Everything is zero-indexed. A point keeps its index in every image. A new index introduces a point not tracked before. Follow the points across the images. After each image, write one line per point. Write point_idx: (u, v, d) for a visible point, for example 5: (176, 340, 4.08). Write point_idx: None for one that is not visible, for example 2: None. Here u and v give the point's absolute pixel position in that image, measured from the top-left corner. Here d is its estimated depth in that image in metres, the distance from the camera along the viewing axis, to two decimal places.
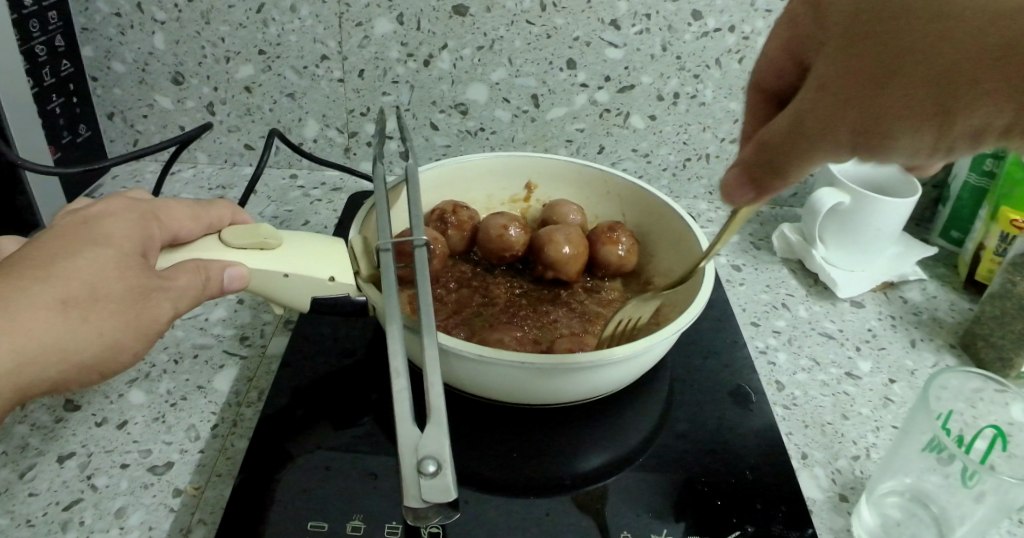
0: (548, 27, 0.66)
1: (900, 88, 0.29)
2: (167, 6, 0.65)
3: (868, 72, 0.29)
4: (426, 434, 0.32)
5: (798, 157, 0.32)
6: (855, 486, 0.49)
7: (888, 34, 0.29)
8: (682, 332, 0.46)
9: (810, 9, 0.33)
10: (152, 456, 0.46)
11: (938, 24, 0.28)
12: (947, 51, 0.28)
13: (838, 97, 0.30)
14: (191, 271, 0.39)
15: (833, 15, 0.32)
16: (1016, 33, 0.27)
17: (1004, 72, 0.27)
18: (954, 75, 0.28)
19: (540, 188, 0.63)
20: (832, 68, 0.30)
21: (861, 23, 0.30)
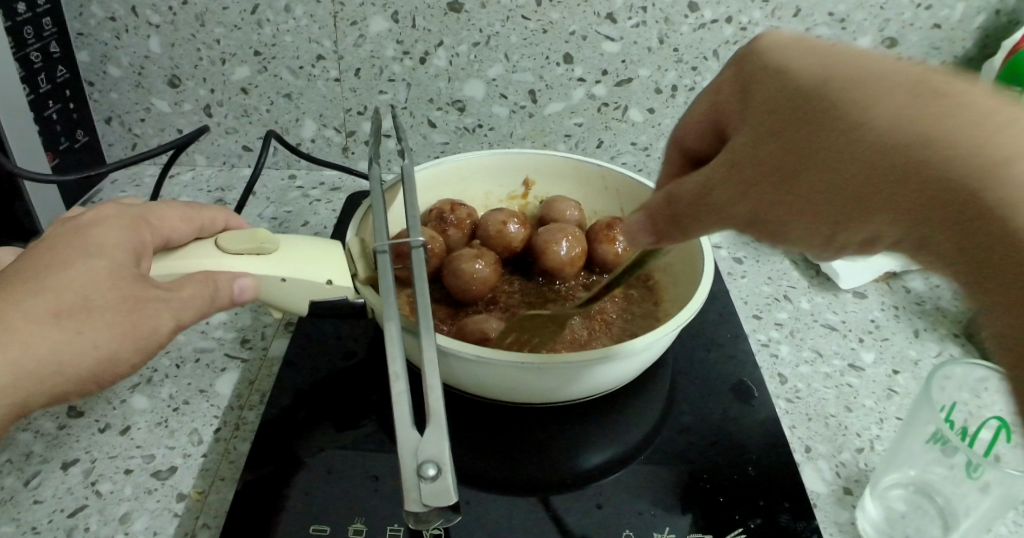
0: (544, 22, 0.65)
1: (791, 185, 0.29)
2: (161, 9, 0.64)
3: (769, 166, 0.30)
4: (426, 438, 0.31)
5: (699, 216, 0.34)
6: (859, 479, 0.49)
7: (796, 129, 0.29)
8: (682, 328, 0.46)
9: (743, 88, 0.33)
10: (155, 461, 0.46)
11: (844, 128, 0.27)
12: (842, 158, 0.27)
13: (742, 179, 0.31)
14: (200, 282, 0.40)
15: (762, 95, 0.31)
16: (899, 153, 0.25)
17: (887, 193, 0.26)
18: (839, 184, 0.27)
19: (538, 185, 0.62)
20: (743, 148, 0.31)
21: (779, 111, 0.30)
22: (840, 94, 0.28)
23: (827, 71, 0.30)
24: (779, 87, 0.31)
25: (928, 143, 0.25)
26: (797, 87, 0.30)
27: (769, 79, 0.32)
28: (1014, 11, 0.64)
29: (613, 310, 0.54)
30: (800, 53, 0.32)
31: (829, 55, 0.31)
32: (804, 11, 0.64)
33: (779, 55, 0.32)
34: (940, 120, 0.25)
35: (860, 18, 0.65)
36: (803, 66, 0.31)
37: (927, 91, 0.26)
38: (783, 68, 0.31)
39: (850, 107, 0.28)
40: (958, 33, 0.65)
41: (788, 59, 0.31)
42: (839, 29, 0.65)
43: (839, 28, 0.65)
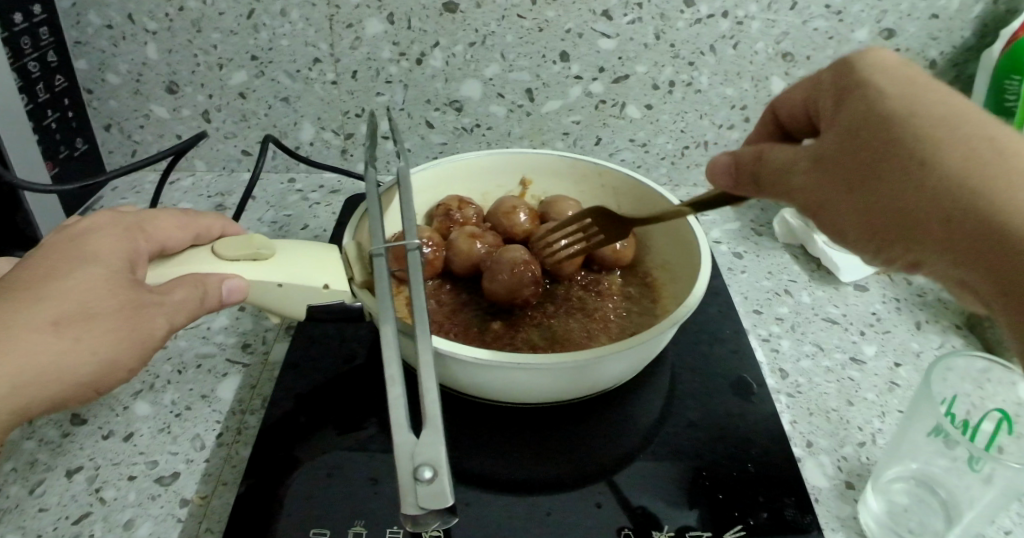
0: (540, 21, 0.65)
1: (865, 194, 0.33)
2: (158, 16, 0.65)
3: (853, 169, 0.34)
4: (422, 441, 0.31)
5: (775, 190, 0.37)
6: (861, 473, 0.49)
7: (880, 147, 0.33)
8: (679, 324, 0.45)
9: (839, 94, 0.37)
10: (159, 467, 0.47)
11: (925, 162, 0.31)
12: (919, 187, 0.31)
13: (824, 172, 0.35)
14: (189, 285, 0.40)
15: (854, 107, 0.35)
16: (968, 198, 0.30)
17: (945, 229, 0.31)
18: (907, 210, 0.32)
19: (535, 184, 0.62)
20: (828, 149, 0.35)
21: (864, 128, 0.34)
22: (926, 128, 0.32)
23: (917, 106, 0.33)
24: (872, 106, 0.34)
25: (990, 196, 0.30)
26: (889, 111, 0.34)
27: (862, 96, 0.35)
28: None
29: (612, 310, 0.54)
30: (897, 81, 0.35)
31: (920, 90, 0.34)
32: (801, 4, 0.64)
33: (875, 78, 0.36)
34: (1008, 181, 0.30)
35: (858, 9, 0.64)
36: (896, 94, 0.34)
37: (1000, 151, 0.31)
38: (877, 91, 0.35)
39: (932, 147, 0.32)
40: (957, 22, 0.65)
41: (882, 83, 0.35)
42: (837, 21, 0.65)
43: (837, 20, 0.65)
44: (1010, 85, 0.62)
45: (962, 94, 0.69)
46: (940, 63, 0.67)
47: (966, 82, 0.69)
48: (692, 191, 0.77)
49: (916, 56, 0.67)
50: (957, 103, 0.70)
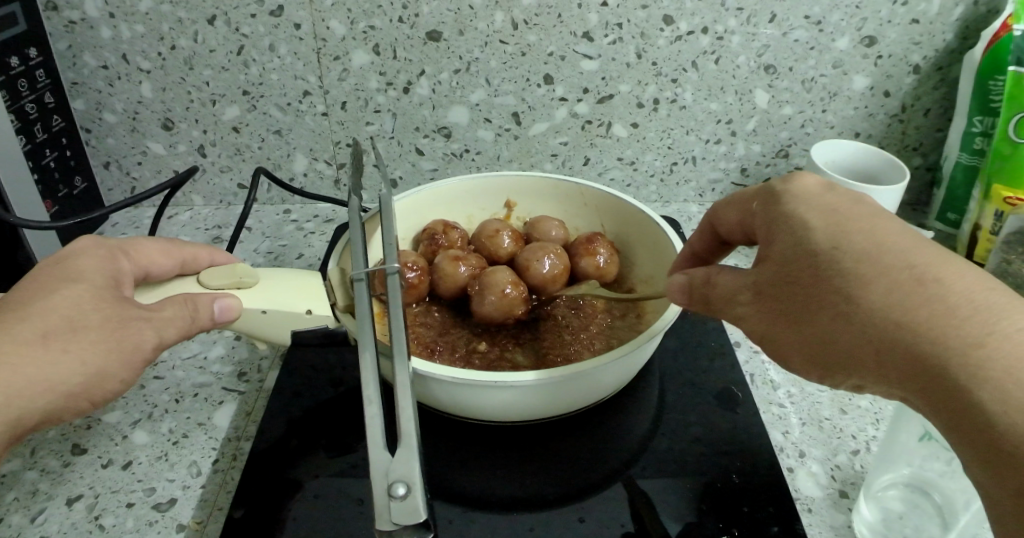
0: (522, 45, 0.66)
1: (802, 333, 0.34)
2: (151, 55, 0.67)
3: (788, 307, 0.35)
4: (395, 459, 0.33)
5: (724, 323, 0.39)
6: (855, 482, 0.48)
7: (808, 285, 0.34)
8: (659, 337, 0.46)
9: (768, 223, 0.37)
10: (156, 494, 0.47)
11: (851, 300, 0.32)
12: (849, 327, 0.32)
13: (763, 311, 0.36)
14: (179, 303, 0.41)
15: (783, 240, 0.36)
16: (897, 335, 0.30)
17: (879, 363, 0.31)
18: (841, 348, 0.33)
19: (520, 205, 0.63)
20: (764, 287, 0.36)
21: (794, 264, 0.35)
22: (850, 261, 0.33)
23: (843, 236, 0.34)
24: (796, 241, 0.35)
25: (916, 331, 0.30)
26: (812, 246, 0.34)
27: (789, 228, 0.36)
28: None
29: (596, 328, 0.54)
30: (821, 208, 0.36)
31: (847, 216, 0.35)
32: (781, 16, 0.65)
33: (797, 207, 0.36)
34: (932, 314, 0.30)
35: (837, 19, 0.65)
36: (819, 224, 0.35)
37: (922, 279, 0.31)
38: (801, 221, 0.35)
39: (855, 283, 0.32)
40: (937, 26, 0.65)
41: (805, 214, 0.36)
42: (817, 32, 0.65)
43: (817, 30, 0.65)
44: (995, 85, 0.62)
45: (947, 98, 0.69)
46: (924, 68, 0.67)
47: (952, 86, 0.68)
48: (683, 207, 0.78)
49: (899, 63, 0.67)
50: (943, 107, 0.70)
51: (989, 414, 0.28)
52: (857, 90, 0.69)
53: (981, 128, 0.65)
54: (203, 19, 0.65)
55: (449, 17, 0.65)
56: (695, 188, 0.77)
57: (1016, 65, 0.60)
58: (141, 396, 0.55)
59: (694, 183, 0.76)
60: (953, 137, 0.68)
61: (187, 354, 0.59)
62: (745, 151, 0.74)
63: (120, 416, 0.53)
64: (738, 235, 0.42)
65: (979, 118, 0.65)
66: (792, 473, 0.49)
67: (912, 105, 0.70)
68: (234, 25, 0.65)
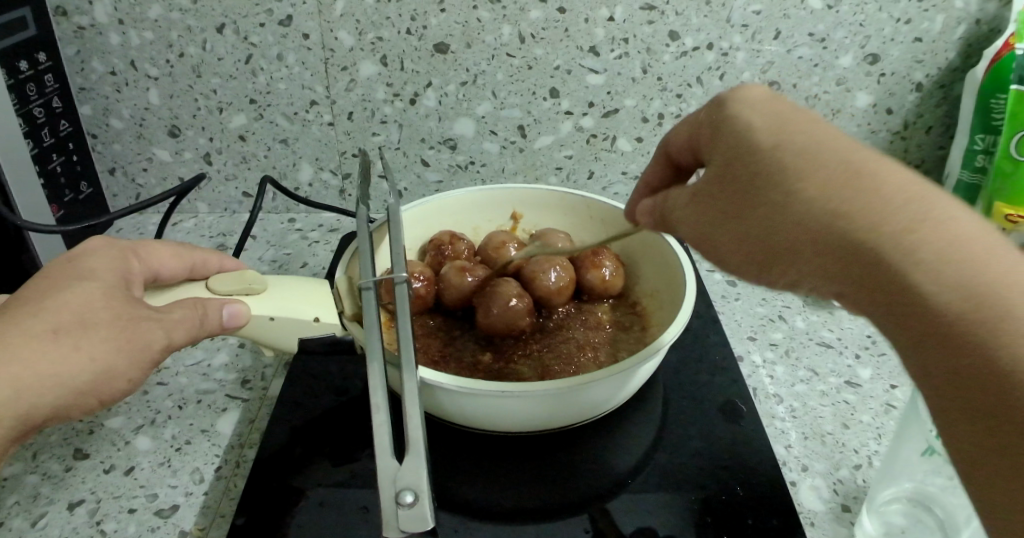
0: (529, 59, 0.67)
1: (741, 228, 0.34)
2: (159, 62, 0.67)
3: (727, 203, 0.34)
4: (404, 466, 0.33)
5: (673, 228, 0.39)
6: (857, 496, 0.48)
7: (747, 178, 0.34)
8: (665, 350, 0.46)
9: (712, 128, 0.37)
10: (158, 500, 0.47)
11: (789, 189, 0.31)
12: (785, 214, 0.31)
13: (702, 207, 0.36)
14: (189, 306, 0.41)
15: (726, 141, 0.36)
16: (829, 219, 0.30)
17: (811, 252, 0.30)
18: (778, 239, 0.32)
19: (526, 217, 0.64)
20: (706, 184, 0.36)
21: (734, 159, 0.35)
22: (790, 155, 0.32)
23: (785, 134, 0.33)
24: (737, 139, 0.35)
25: (842, 217, 0.29)
26: (755, 143, 0.34)
27: (733, 129, 0.35)
28: (993, 19, 0.64)
29: (600, 341, 0.54)
30: (767, 114, 0.35)
31: (793, 125, 0.34)
32: (785, 33, 0.65)
33: (744, 110, 0.36)
34: (865, 198, 0.29)
35: (841, 36, 0.65)
36: (762, 124, 0.35)
37: (858, 171, 0.30)
38: (744, 122, 0.35)
39: (789, 174, 0.32)
40: (939, 45, 0.66)
41: (750, 116, 0.35)
42: (821, 49, 0.66)
43: (821, 48, 0.66)
44: (997, 103, 0.63)
45: (948, 117, 0.70)
46: (926, 86, 0.68)
47: (953, 105, 0.69)
48: None
49: (901, 81, 0.68)
50: (945, 125, 0.71)
51: (916, 289, 0.27)
52: (859, 107, 0.70)
53: (982, 146, 0.66)
54: (212, 28, 0.65)
55: (457, 30, 0.65)
56: None
57: (1018, 83, 0.61)
58: (144, 401, 0.55)
59: None
60: (955, 154, 0.69)
61: (190, 361, 0.59)
62: None
63: (123, 421, 0.53)
64: (690, 157, 0.40)
65: (981, 136, 0.65)
66: (794, 486, 0.49)
67: (914, 123, 0.71)
68: (243, 34, 0.65)
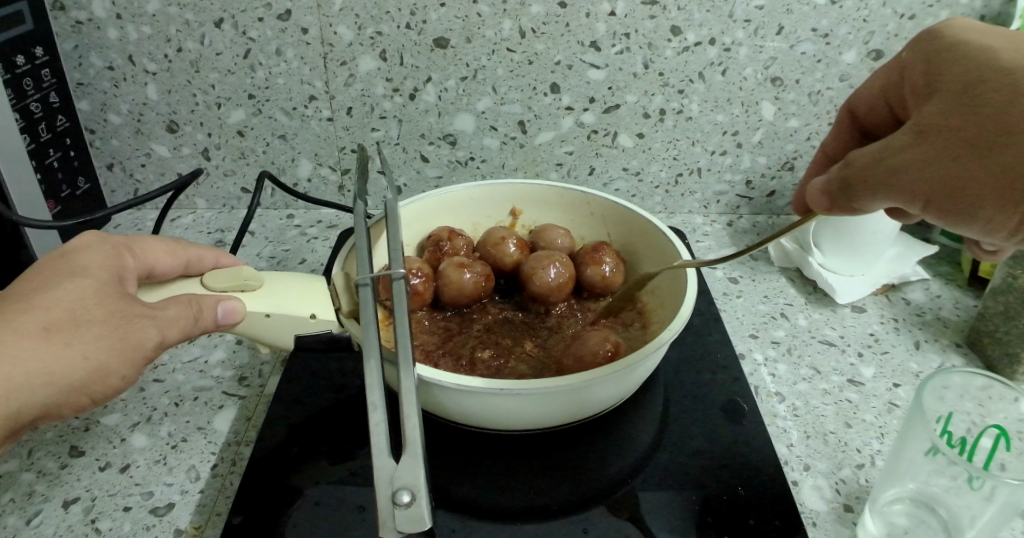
0: (530, 53, 0.66)
1: (994, 162, 0.32)
2: (157, 57, 0.67)
3: (972, 136, 0.33)
4: (401, 466, 0.33)
5: (871, 185, 0.36)
6: (859, 495, 0.48)
7: (996, 104, 0.32)
8: (666, 347, 0.46)
9: (926, 64, 0.37)
10: (154, 498, 0.47)
11: None
12: None
13: (939, 141, 0.34)
14: (183, 303, 0.40)
15: (958, 70, 0.35)
16: None
17: None
18: None
19: (525, 213, 0.63)
20: (938, 118, 0.34)
21: (979, 85, 0.33)
22: None
23: None
24: (975, 67, 0.34)
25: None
26: (999, 67, 0.33)
27: (964, 58, 0.35)
28: (998, 15, 0.63)
29: None
30: (996, 41, 0.35)
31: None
32: (788, 29, 0.65)
33: (965, 40, 0.36)
34: None
35: (844, 32, 0.65)
36: (1002, 51, 0.34)
37: None
38: (978, 51, 0.35)
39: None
40: None
41: (984, 43, 0.35)
42: (824, 45, 0.66)
43: (824, 43, 0.66)
44: None
45: None
46: None
47: None
48: (688, 218, 0.78)
49: None
50: None
51: None
52: None
53: None
54: (211, 22, 0.65)
55: (457, 24, 0.65)
56: (700, 200, 0.77)
57: None
58: (140, 399, 0.55)
59: (699, 195, 0.76)
60: None
61: (187, 358, 0.58)
62: (750, 163, 0.74)
63: (119, 418, 0.53)
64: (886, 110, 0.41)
65: None
66: (796, 486, 0.48)
67: None
68: (242, 28, 0.65)
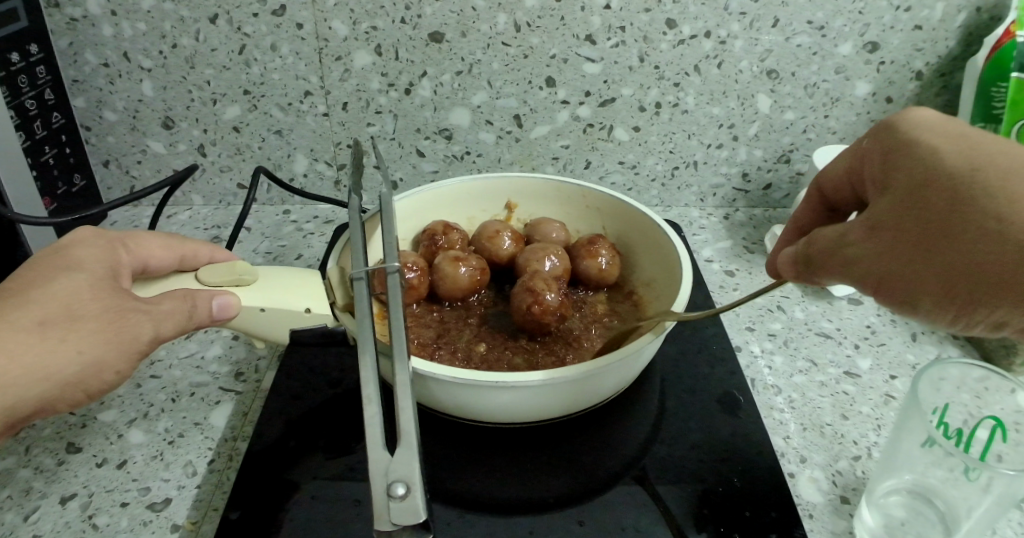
0: (525, 47, 0.66)
1: (938, 261, 0.32)
2: (152, 53, 0.66)
3: (918, 235, 0.33)
4: (395, 458, 0.33)
5: (831, 269, 0.36)
6: (856, 487, 0.48)
7: (941, 208, 0.32)
8: (661, 340, 0.46)
9: (884, 156, 0.37)
10: (151, 494, 0.47)
11: (1002, 218, 0.31)
12: (999, 243, 0.30)
13: (890, 238, 0.34)
14: (178, 297, 0.40)
15: (907, 169, 0.35)
16: None
17: None
18: (986, 270, 0.31)
19: (521, 207, 0.63)
20: (888, 214, 0.34)
21: (925, 186, 0.34)
22: (996, 182, 0.32)
23: (982, 159, 0.33)
24: (924, 165, 0.34)
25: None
26: (948, 167, 0.33)
27: (912, 155, 0.35)
28: (994, 6, 0.63)
29: (596, 331, 0.54)
30: (948, 136, 0.35)
31: (977, 142, 0.34)
32: (783, 21, 0.64)
33: (919, 133, 0.36)
34: None
35: (840, 24, 0.65)
36: (950, 149, 0.34)
37: None
38: (930, 147, 0.35)
39: (1003, 199, 0.31)
40: (939, 33, 0.65)
41: (934, 140, 0.35)
42: (820, 37, 0.65)
43: (820, 35, 0.65)
44: (997, 92, 0.62)
45: (950, 104, 0.69)
46: (926, 74, 0.67)
47: (953, 92, 0.68)
48: (685, 212, 0.78)
49: (901, 69, 0.67)
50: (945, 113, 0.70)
51: None
52: (859, 96, 0.69)
53: None
54: (206, 18, 0.64)
55: (452, 19, 0.64)
56: (696, 193, 0.77)
57: (1019, 72, 0.61)
58: (137, 395, 0.55)
59: (695, 188, 0.76)
60: None
61: (184, 354, 0.58)
62: (747, 156, 0.74)
63: (116, 414, 0.53)
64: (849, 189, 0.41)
65: (982, 125, 0.64)
66: (793, 478, 0.48)
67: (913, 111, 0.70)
68: (236, 24, 0.65)
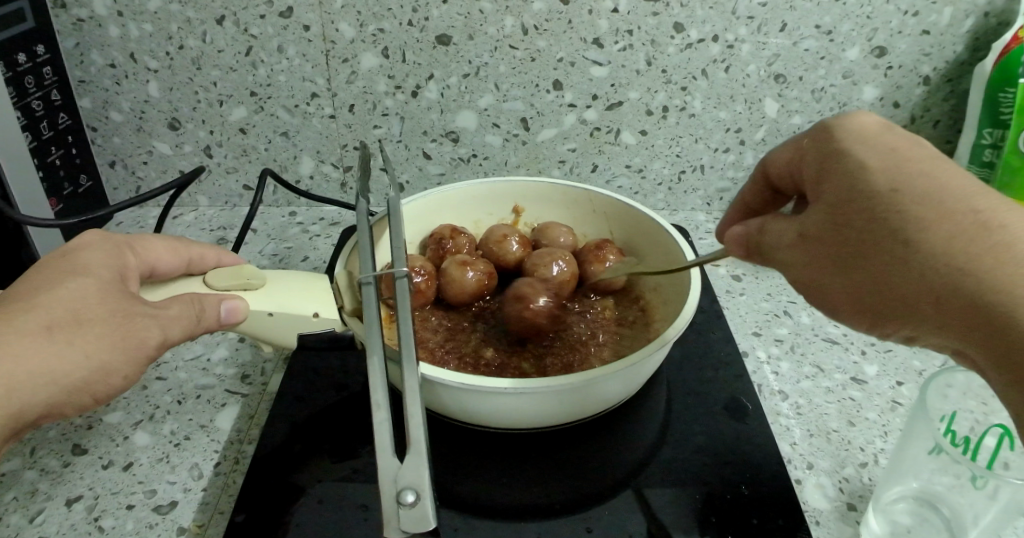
0: (532, 50, 0.66)
1: (853, 279, 0.33)
2: (159, 55, 0.66)
3: (837, 252, 0.33)
4: (405, 465, 0.33)
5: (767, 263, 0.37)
6: (863, 494, 0.48)
7: (858, 228, 0.32)
8: (668, 346, 0.46)
9: (815, 161, 0.36)
10: (157, 497, 0.47)
11: (911, 244, 0.31)
12: (906, 270, 0.31)
13: (812, 253, 0.34)
14: (186, 301, 0.41)
15: (837, 181, 0.34)
16: (957, 281, 0.29)
17: (938, 310, 0.30)
18: (895, 294, 0.31)
19: (528, 211, 0.63)
20: (811, 226, 0.34)
21: (846, 204, 0.33)
22: (912, 204, 0.31)
23: (901, 177, 0.32)
24: (848, 180, 0.33)
25: (972, 275, 0.29)
26: (869, 185, 0.33)
27: (840, 170, 0.34)
28: (1003, 11, 0.63)
29: (604, 336, 0.54)
30: (876, 146, 0.34)
31: (903, 155, 0.33)
32: (791, 25, 0.64)
33: (850, 141, 0.35)
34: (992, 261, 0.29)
35: (847, 29, 0.65)
36: (875, 163, 0.33)
37: (982, 223, 0.30)
38: (856, 160, 0.34)
39: (915, 226, 0.31)
40: (947, 39, 0.65)
41: (862, 151, 0.34)
42: (827, 41, 0.65)
43: (827, 40, 0.65)
44: (1004, 98, 0.63)
45: (957, 110, 0.69)
46: (934, 79, 0.67)
47: (961, 97, 0.68)
48: (691, 215, 0.77)
49: (908, 74, 0.67)
50: (953, 119, 0.70)
51: None
52: (866, 100, 0.69)
53: (990, 141, 0.65)
54: (212, 20, 0.64)
55: (459, 21, 0.64)
56: (702, 197, 0.77)
57: None
58: (143, 396, 0.55)
59: (702, 192, 0.76)
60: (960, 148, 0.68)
61: (189, 356, 0.58)
62: (753, 160, 0.73)
63: (121, 416, 0.53)
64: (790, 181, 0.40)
65: (989, 131, 0.65)
66: (799, 484, 0.48)
67: (921, 116, 0.70)
68: (243, 26, 0.65)
